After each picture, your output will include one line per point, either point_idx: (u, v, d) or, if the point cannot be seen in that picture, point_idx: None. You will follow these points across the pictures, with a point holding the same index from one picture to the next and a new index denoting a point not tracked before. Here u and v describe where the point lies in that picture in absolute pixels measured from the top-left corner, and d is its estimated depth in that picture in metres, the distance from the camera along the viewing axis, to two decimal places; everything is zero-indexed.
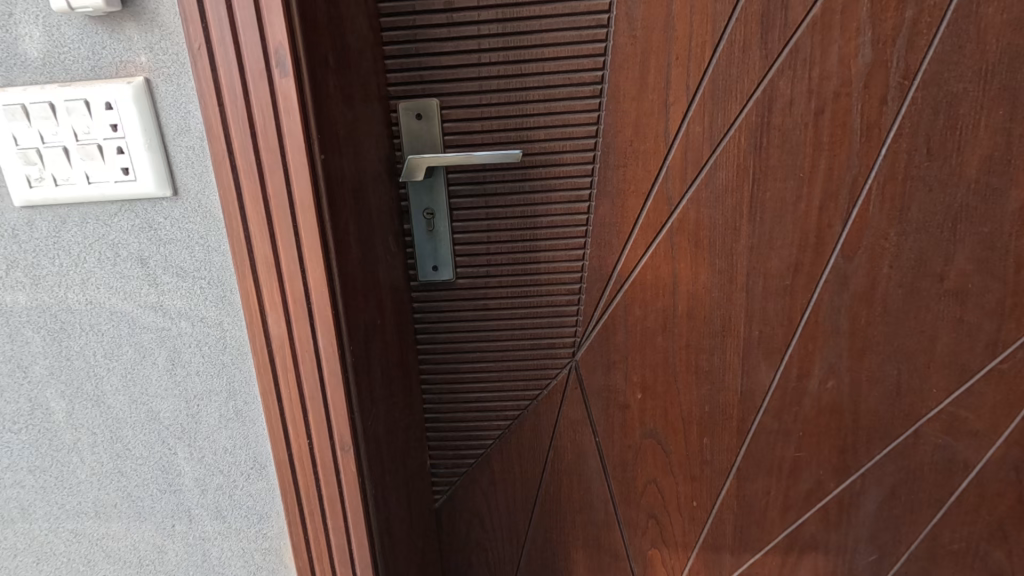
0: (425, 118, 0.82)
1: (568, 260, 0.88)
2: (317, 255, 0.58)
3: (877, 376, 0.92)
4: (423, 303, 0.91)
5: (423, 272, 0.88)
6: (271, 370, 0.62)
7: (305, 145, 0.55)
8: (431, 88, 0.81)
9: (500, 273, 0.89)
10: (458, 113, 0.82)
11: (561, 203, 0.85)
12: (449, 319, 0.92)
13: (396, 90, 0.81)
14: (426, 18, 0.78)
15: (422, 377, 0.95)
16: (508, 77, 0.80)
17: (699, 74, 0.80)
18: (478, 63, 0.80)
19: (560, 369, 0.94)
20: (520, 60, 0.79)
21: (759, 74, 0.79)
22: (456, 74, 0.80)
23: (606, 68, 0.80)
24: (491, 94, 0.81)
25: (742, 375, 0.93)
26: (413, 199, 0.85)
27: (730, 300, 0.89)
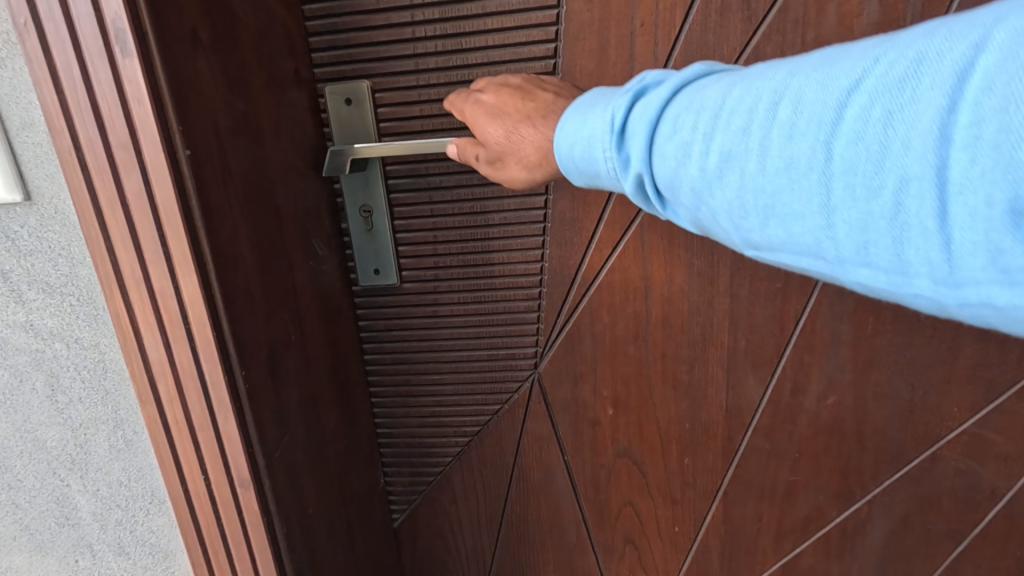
0: (356, 103, 0.72)
1: (523, 262, 0.78)
2: (190, 268, 0.49)
3: (885, 392, 0.79)
4: (368, 310, 0.82)
5: (364, 275, 0.79)
6: (154, 398, 0.54)
7: (162, 140, 0.46)
8: (362, 69, 0.71)
9: (450, 277, 0.80)
10: (392, 96, 0.72)
11: (514, 198, 0.75)
12: (397, 327, 0.83)
13: (324, 72, 0.72)
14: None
15: (371, 390, 0.87)
16: (448, 53, 0.69)
17: (668, 42, 0.68)
18: (413, 38, 0.69)
19: (520, 383, 0.85)
20: (461, 32, 0.68)
21: (740, 41, 0.67)
22: (389, 51, 0.70)
23: (561, 39, 0.68)
24: (429, 74, 0.70)
25: (726, 390, 0.81)
26: (348, 194, 0.76)
27: (711, 306, 0.77)
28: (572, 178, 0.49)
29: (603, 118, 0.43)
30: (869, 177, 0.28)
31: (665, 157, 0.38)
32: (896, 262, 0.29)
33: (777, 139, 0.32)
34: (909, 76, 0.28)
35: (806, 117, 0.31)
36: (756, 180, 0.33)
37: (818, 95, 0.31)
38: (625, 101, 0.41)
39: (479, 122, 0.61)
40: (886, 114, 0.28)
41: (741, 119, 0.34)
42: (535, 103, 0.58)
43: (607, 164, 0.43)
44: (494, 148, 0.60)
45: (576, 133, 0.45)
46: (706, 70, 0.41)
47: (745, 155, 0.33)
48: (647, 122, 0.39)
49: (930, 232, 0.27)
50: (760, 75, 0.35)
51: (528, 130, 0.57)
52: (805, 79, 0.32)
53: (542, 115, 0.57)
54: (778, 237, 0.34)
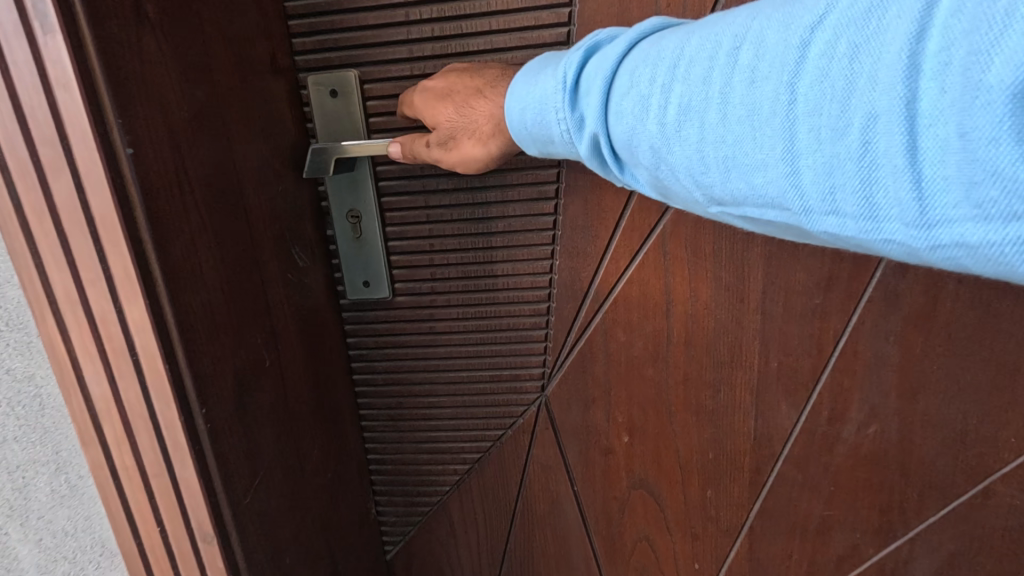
0: (342, 95, 0.64)
1: (529, 274, 0.70)
2: (135, 291, 0.41)
3: (933, 421, 0.70)
4: (357, 326, 0.74)
5: (353, 288, 0.71)
6: (99, 440, 0.46)
7: (97, 137, 0.38)
8: (348, 56, 0.63)
9: (448, 290, 0.71)
10: (384, 87, 0.64)
11: (520, 203, 0.67)
12: (390, 344, 0.75)
13: (307, 60, 0.63)
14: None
15: (362, 413, 0.79)
16: (446, 39, 0.62)
17: None
18: (406, 21, 0.61)
19: (526, 407, 0.77)
20: (461, 15, 0.61)
21: None
22: (379, 37, 0.62)
23: (573, 22, 0.61)
24: (425, 62, 0.63)
25: (755, 417, 0.73)
26: (334, 198, 0.67)
27: (740, 324, 0.69)
28: (521, 144, 0.54)
29: (558, 79, 0.47)
30: (836, 117, 0.31)
31: (630, 113, 0.41)
32: (865, 205, 0.31)
33: (740, 86, 0.35)
34: (868, 14, 0.30)
35: (767, 61, 0.34)
36: (711, 127, 0.37)
37: (778, 39, 0.34)
38: (581, 64, 0.47)
39: (430, 106, 0.58)
40: (851, 48, 0.31)
41: (702, 69, 0.37)
42: (481, 77, 0.58)
43: (559, 120, 0.47)
44: (448, 128, 0.58)
45: (531, 97, 0.50)
46: (661, 25, 0.45)
47: (703, 104, 0.37)
48: (603, 81, 0.44)
49: (901, 170, 0.29)
50: (724, 23, 0.38)
51: (479, 106, 0.57)
52: (762, 26, 0.35)
53: (492, 87, 0.57)
54: (735, 184, 0.37)
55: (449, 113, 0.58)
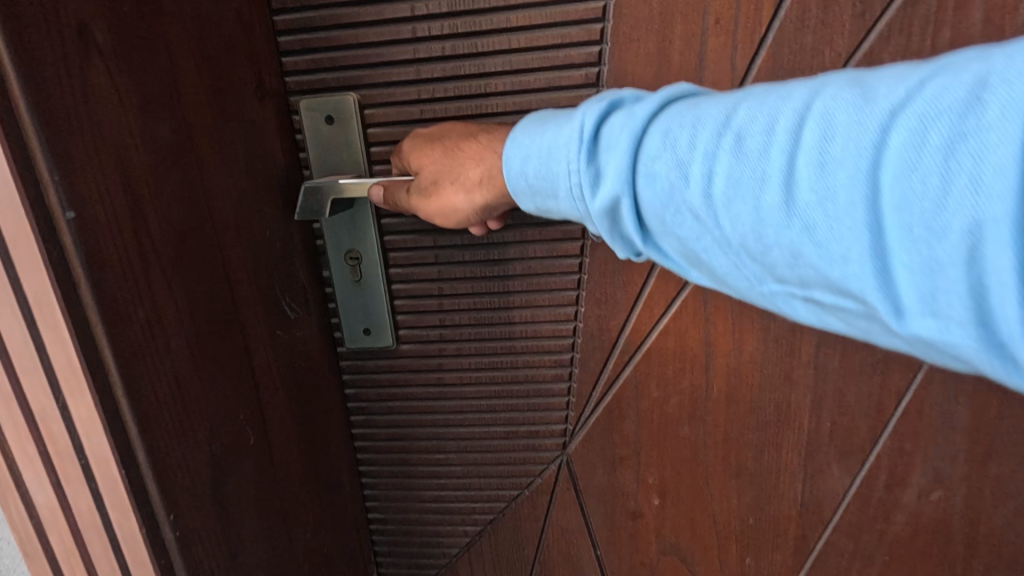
0: (339, 123, 0.56)
1: (550, 321, 0.62)
2: (83, 387, 0.33)
3: (1007, 489, 0.62)
4: (356, 376, 0.66)
5: (352, 336, 0.63)
6: (47, 552, 0.39)
7: (30, 204, 0.30)
8: (347, 78, 0.55)
9: (459, 338, 0.63)
10: (387, 113, 0.56)
11: (541, 244, 0.59)
12: (393, 396, 0.67)
13: (298, 81, 0.55)
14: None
15: (361, 471, 0.71)
16: (459, 58, 0.54)
17: (750, 46, 0.51)
18: (413, 39, 0.53)
19: (544, 466, 0.69)
20: (476, 32, 0.53)
21: (849, 44, 0.50)
22: (381, 56, 0.54)
23: (606, 41, 0.52)
24: (434, 84, 0.55)
25: (803, 481, 0.65)
26: (331, 237, 0.59)
27: (789, 380, 0.61)
28: (517, 200, 0.41)
29: (566, 135, 0.36)
30: (931, 216, 0.23)
31: (660, 184, 0.31)
32: (971, 322, 0.24)
33: (812, 166, 0.27)
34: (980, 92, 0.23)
35: (840, 142, 0.26)
36: (768, 212, 0.28)
37: (859, 112, 0.26)
38: (596, 113, 0.35)
39: (415, 147, 0.50)
40: (953, 137, 0.23)
41: (756, 139, 0.29)
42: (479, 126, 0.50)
43: (565, 182, 0.36)
44: (430, 174, 0.49)
45: (529, 157, 0.38)
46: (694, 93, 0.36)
47: (757, 183, 0.28)
48: (625, 137, 0.33)
49: (1013, 291, 0.22)
50: (789, 90, 0.29)
51: (471, 147, 0.47)
52: (833, 93, 0.27)
53: (489, 130, 0.49)
54: (801, 275, 0.28)
55: (433, 154, 0.49)
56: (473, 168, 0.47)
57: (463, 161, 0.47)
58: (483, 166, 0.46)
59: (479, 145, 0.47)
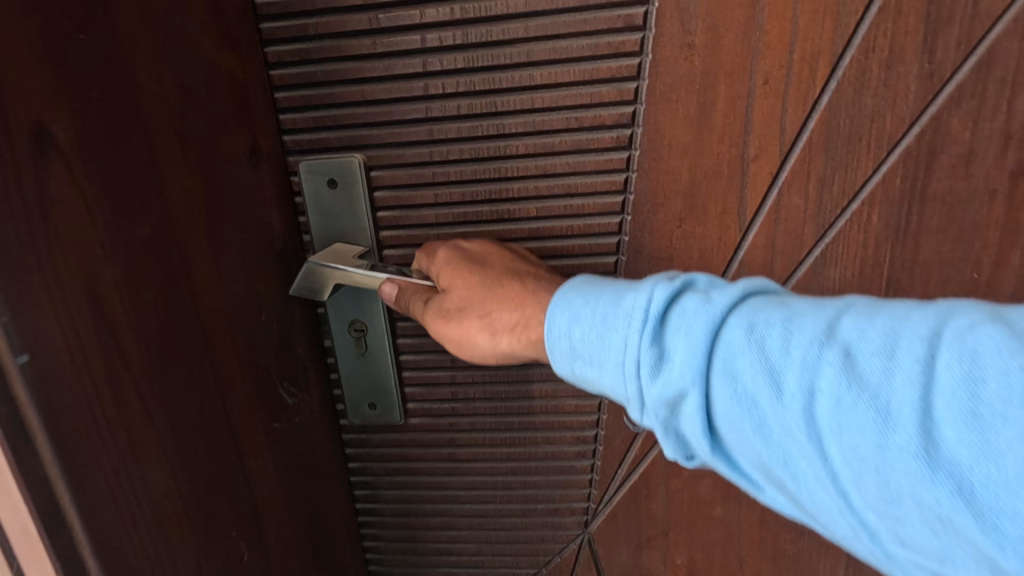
0: (343, 186, 0.50)
1: (574, 398, 0.57)
2: (41, 552, 0.28)
3: None
4: (360, 451, 0.61)
5: (356, 411, 0.58)
6: None
7: None
8: (351, 137, 0.49)
9: (473, 414, 0.58)
10: (395, 175, 0.50)
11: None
12: (401, 472, 0.62)
13: (297, 140, 0.50)
14: (332, 21, 0.46)
15: (366, 548, 0.66)
16: (476, 117, 0.48)
17: (801, 109, 0.46)
18: (425, 96, 0.48)
19: (564, 543, 0.64)
20: (495, 89, 0.47)
21: (914, 108, 0.45)
22: (390, 114, 0.48)
23: (640, 100, 0.47)
24: (447, 145, 0.49)
25: (845, 565, 0.60)
26: (333, 307, 0.54)
27: None
28: (552, 364, 0.38)
29: (631, 310, 0.33)
30: None
31: (742, 389, 0.29)
32: None
33: (946, 413, 0.24)
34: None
35: (994, 388, 0.23)
36: (895, 451, 0.24)
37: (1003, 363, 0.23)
38: (668, 292, 0.32)
39: (452, 267, 0.45)
40: None
41: (864, 366, 0.26)
42: (523, 266, 0.46)
43: (627, 362, 0.33)
44: (457, 300, 0.45)
45: (581, 324, 0.36)
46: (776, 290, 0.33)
47: (877, 414, 0.25)
48: (706, 324, 0.30)
49: None
50: (907, 317, 0.27)
51: (508, 289, 0.44)
52: (960, 330, 0.25)
53: (534, 280, 0.44)
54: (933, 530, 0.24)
55: (470, 282, 0.44)
56: (507, 313, 0.44)
57: (500, 303, 0.44)
58: (520, 314, 0.43)
59: (522, 292, 0.43)
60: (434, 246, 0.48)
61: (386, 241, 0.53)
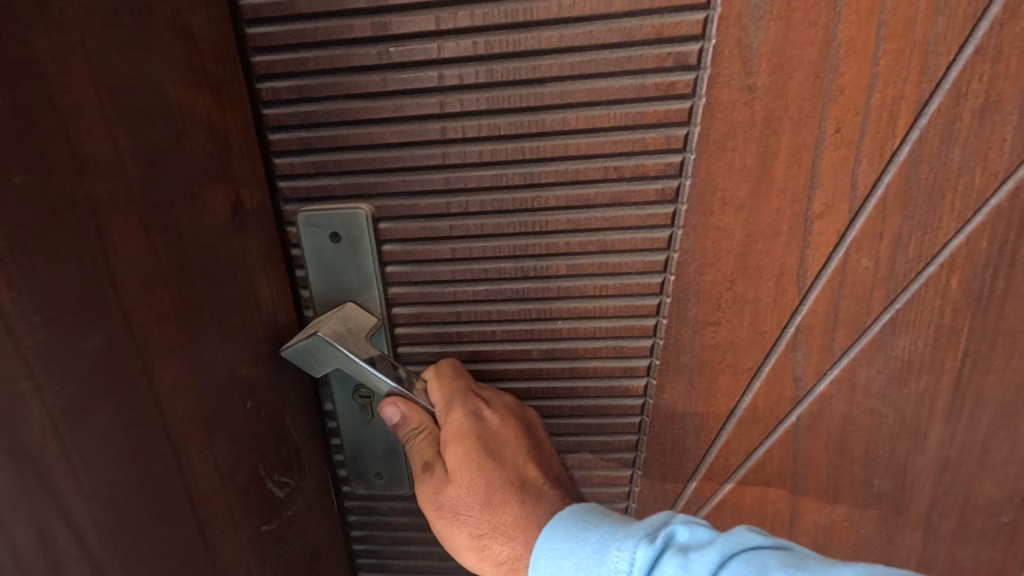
0: (347, 241, 0.44)
1: (602, 469, 0.53)
2: None
3: None
4: (365, 519, 0.54)
5: (360, 481, 0.51)
6: None
7: None
8: (357, 185, 0.42)
9: None
10: (407, 228, 0.43)
11: (594, 381, 0.49)
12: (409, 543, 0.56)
13: (295, 187, 0.43)
14: (336, 55, 0.39)
15: None
16: (500, 165, 0.41)
17: (877, 161, 0.40)
18: (442, 141, 0.41)
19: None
20: (523, 134, 0.40)
21: (1008, 163, 0.39)
22: (401, 161, 0.42)
23: (690, 148, 0.40)
24: (465, 197, 0.42)
25: None
26: (335, 372, 0.46)
27: (883, 538, 0.53)
28: None
29: (613, 567, 0.33)
30: None
31: None
32: None
33: None
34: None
35: None
36: None
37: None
38: (651, 554, 0.33)
39: (463, 452, 0.41)
40: None
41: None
42: (533, 475, 0.42)
43: None
44: (454, 498, 0.41)
45: None
46: (763, 538, 0.33)
47: None
48: None
49: None
50: None
51: (510, 509, 0.40)
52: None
53: (539, 498, 0.41)
54: None
55: (474, 486, 0.41)
56: (498, 544, 0.40)
57: (495, 529, 0.40)
58: (511, 551, 0.39)
59: (519, 522, 0.40)
60: (450, 398, 0.43)
61: (397, 298, 0.46)
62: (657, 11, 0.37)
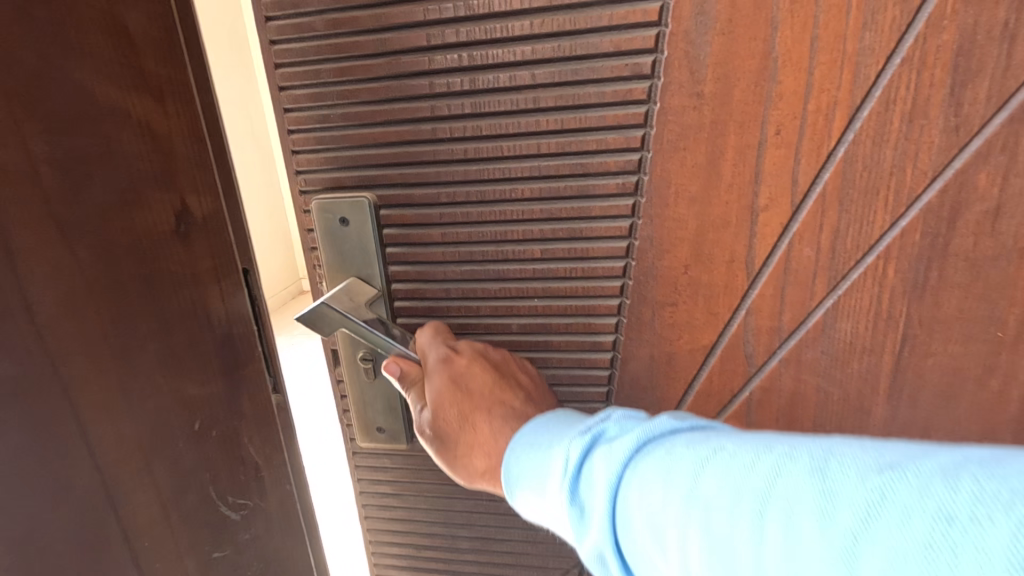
0: (354, 226, 0.49)
1: None
2: None
3: None
4: (372, 468, 0.62)
5: (363, 431, 0.59)
6: None
7: None
8: (366, 178, 0.48)
9: None
10: (405, 214, 0.48)
11: (567, 354, 0.52)
12: (404, 494, 0.63)
13: (317, 179, 0.49)
14: (347, 67, 0.45)
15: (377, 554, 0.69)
16: (483, 161, 0.46)
17: (815, 161, 0.42)
18: (435, 140, 0.46)
19: (566, 569, 0.64)
20: (502, 133, 0.44)
21: (935, 162, 0.41)
22: (400, 158, 0.47)
23: (648, 147, 0.43)
24: (455, 188, 0.47)
25: None
26: (342, 338, 0.54)
27: None
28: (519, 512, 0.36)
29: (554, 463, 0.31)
30: None
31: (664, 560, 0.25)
32: None
33: None
34: (918, 516, 0.19)
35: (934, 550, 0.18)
36: None
37: (818, 518, 0.21)
38: (585, 446, 0.30)
39: (441, 381, 0.43)
40: None
41: (715, 510, 0.24)
42: (508, 395, 0.43)
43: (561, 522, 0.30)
44: (439, 424, 0.42)
45: (524, 472, 0.34)
46: (688, 422, 0.30)
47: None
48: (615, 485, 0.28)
49: None
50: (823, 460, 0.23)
51: (484, 425, 0.41)
52: (798, 467, 0.23)
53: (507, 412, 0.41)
54: None
55: (451, 409, 0.42)
56: (479, 457, 0.41)
57: (473, 444, 0.41)
58: (489, 461, 0.40)
59: (493, 437, 0.40)
60: (433, 344, 0.46)
61: (396, 275, 0.51)
62: (615, 27, 0.40)
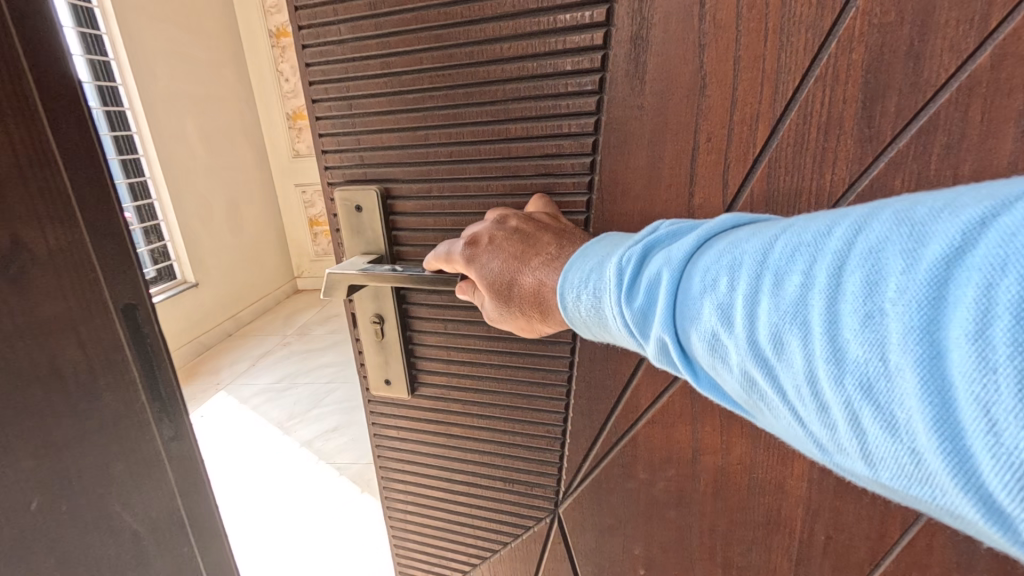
0: (366, 211, 0.61)
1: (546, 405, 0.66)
2: None
3: None
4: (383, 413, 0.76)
5: (376, 380, 0.73)
6: None
7: None
8: (373, 173, 0.60)
9: (462, 397, 0.70)
10: (408, 203, 0.59)
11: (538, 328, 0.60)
12: (408, 432, 0.76)
13: (338, 172, 0.61)
14: (358, 83, 0.56)
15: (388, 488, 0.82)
16: (464, 160, 0.55)
17: (742, 164, 0.48)
18: (426, 144, 0.56)
19: (539, 519, 0.74)
20: (480, 140, 0.54)
21: (852, 167, 0.45)
22: (403, 155, 0.57)
23: (598, 152, 0.51)
24: (444, 181, 0.57)
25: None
26: (358, 304, 0.68)
27: (781, 488, 0.60)
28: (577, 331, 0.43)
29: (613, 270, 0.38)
30: None
31: (726, 314, 0.31)
32: None
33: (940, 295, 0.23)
34: (1016, 236, 0.22)
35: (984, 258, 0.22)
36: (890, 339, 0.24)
37: (904, 259, 0.25)
38: (639, 253, 0.38)
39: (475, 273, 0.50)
40: None
41: (794, 281, 0.28)
42: (537, 245, 0.47)
43: (621, 318, 0.37)
44: (497, 302, 0.50)
45: (577, 288, 0.40)
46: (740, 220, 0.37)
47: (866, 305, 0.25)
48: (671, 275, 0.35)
49: None
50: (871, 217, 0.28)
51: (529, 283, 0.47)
52: (880, 225, 0.27)
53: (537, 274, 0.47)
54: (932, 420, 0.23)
55: (493, 288, 0.49)
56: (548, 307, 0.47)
57: (535, 304, 0.48)
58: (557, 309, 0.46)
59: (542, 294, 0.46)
60: (452, 246, 0.53)
61: (403, 254, 0.63)
62: (568, 51, 0.48)
